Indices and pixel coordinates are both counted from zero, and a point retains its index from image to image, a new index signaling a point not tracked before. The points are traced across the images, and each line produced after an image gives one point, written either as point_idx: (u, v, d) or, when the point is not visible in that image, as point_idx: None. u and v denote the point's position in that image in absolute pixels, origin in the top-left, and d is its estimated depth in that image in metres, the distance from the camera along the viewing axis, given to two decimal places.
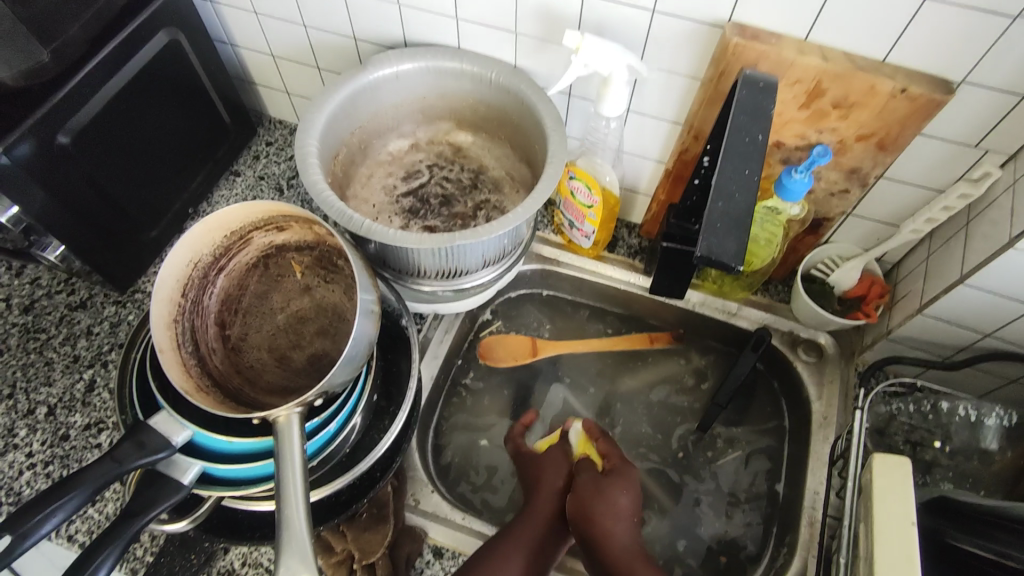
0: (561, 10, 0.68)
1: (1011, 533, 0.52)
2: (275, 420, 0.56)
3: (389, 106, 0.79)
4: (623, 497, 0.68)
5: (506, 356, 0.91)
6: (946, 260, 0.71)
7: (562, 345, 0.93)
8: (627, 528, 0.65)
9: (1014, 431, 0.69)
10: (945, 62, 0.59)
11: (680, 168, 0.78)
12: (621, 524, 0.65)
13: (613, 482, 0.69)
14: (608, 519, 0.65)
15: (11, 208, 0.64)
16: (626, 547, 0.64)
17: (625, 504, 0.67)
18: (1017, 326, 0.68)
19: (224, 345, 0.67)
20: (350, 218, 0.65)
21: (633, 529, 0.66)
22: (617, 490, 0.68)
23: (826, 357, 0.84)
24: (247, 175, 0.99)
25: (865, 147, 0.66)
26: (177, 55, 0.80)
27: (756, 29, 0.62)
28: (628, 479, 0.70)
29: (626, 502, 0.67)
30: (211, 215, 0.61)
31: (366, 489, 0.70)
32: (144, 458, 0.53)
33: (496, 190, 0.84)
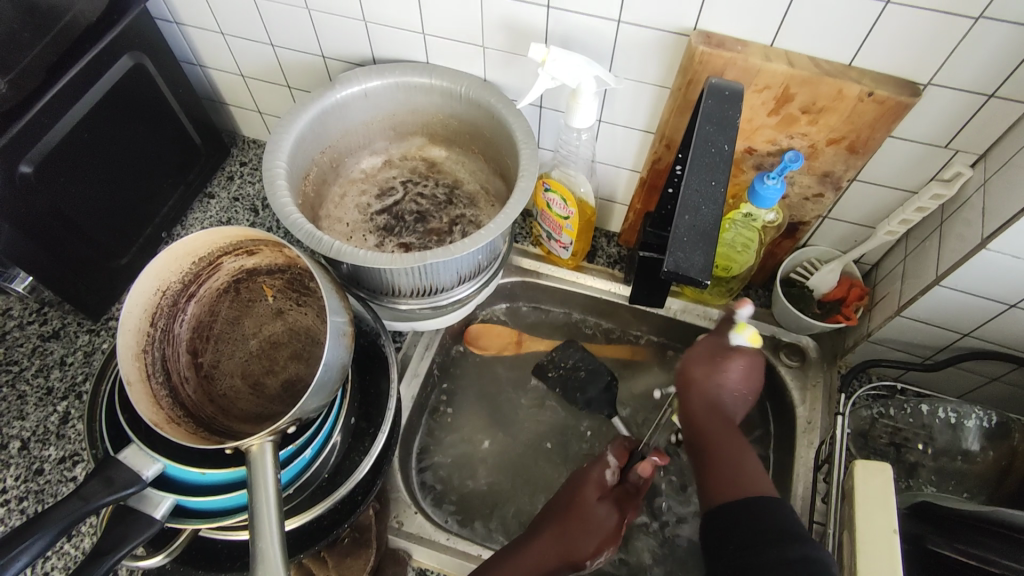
0: (527, 22, 0.68)
1: (994, 537, 0.52)
2: (247, 449, 0.55)
3: (358, 124, 0.79)
4: (738, 366, 0.67)
5: (484, 338, 0.91)
6: (923, 260, 0.70)
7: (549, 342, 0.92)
8: (731, 391, 0.66)
9: (994, 431, 0.68)
10: (910, 65, 0.59)
11: (654, 176, 0.77)
12: (733, 380, 0.66)
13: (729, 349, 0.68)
14: (717, 405, 0.66)
15: None
16: (733, 402, 0.66)
17: (738, 376, 0.66)
18: (994, 324, 0.68)
19: (196, 373, 0.66)
20: (319, 240, 0.64)
21: (744, 385, 0.67)
22: (731, 360, 0.67)
23: (809, 361, 0.83)
24: (221, 196, 0.97)
25: (836, 151, 0.66)
26: (142, 78, 0.79)
27: (721, 36, 0.62)
28: (732, 358, 0.67)
29: (745, 360, 0.67)
30: (178, 242, 0.60)
31: (346, 514, 0.69)
32: (112, 495, 0.51)
33: (471, 205, 0.83)
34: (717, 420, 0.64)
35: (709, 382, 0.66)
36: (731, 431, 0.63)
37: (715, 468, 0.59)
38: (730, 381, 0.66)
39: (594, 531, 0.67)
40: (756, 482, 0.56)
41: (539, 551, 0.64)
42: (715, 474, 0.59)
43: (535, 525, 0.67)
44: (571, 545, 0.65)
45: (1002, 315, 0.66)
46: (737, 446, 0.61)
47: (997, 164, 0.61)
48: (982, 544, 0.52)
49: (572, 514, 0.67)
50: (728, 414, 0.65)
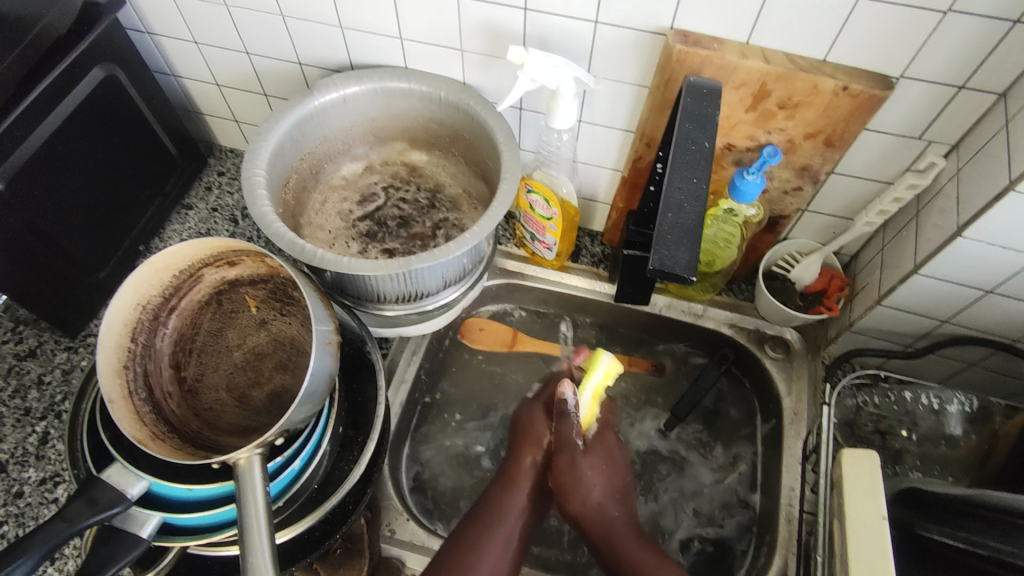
0: (504, 24, 0.68)
1: (980, 520, 0.53)
2: (235, 463, 0.55)
3: (337, 130, 0.78)
4: (591, 474, 0.66)
5: (484, 336, 0.92)
6: (901, 250, 0.71)
7: (544, 343, 0.92)
8: (594, 502, 0.65)
9: (975, 415, 0.70)
10: (882, 59, 0.60)
11: (635, 174, 0.78)
12: (597, 480, 0.66)
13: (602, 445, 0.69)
14: (605, 510, 0.64)
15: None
16: (625, 526, 0.64)
17: (599, 478, 0.66)
18: (972, 311, 0.69)
19: (180, 388, 0.65)
20: (301, 248, 0.64)
21: (611, 484, 0.67)
22: (585, 469, 0.66)
23: (793, 353, 0.84)
24: (200, 207, 0.96)
25: (813, 145, 0.67)
26: (115, 89, 0.78)
27: (697, 35, 0.62)
28: (596, 457, 0.67)
29: (604, 472, 0.67)
30: (157, 255, 0.59)
31: (338, 523, 0.68)
32: (96, 515, 0.50)
33: (454, 208, 0.83)
34: (605, 535, 0.63)
35: (580, 509, 0.64)
36: (634, 534, 0.64)
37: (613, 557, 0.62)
38: (595, 482, 0.65)
39: (531, 431, 0.70)
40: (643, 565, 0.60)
41: (505, 490, 0.66)
42: None
43: (499, 473, 0.69)
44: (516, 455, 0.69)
45: (979, 301, 0.67)
46: (653, 557, 0.61)
47: (969, 153, 0.63)
48: (970, 528, 0.53)
49: (518, 444, 0.70)
50: (617, 524, 0.64)
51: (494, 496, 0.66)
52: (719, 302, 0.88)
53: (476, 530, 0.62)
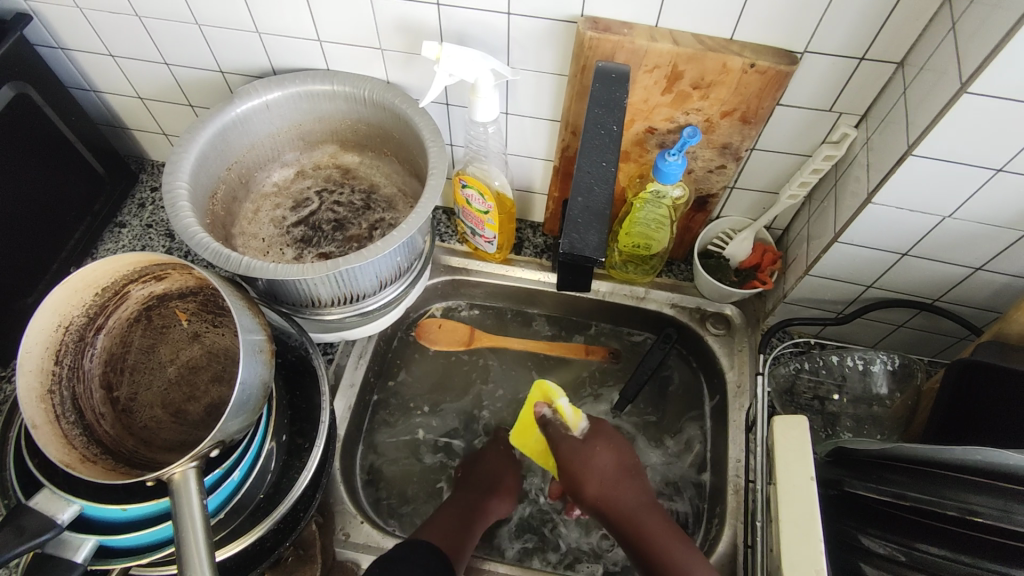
0: (419, 21, 0.68)
1: (902, 473, 0.55)
2: (169, 478, 0.54)
3: (264, 137, 0.77)
4: (601, 458, 0.71)
5: (441, 335, 0.91)
6: (823, 220, 0.74)
7: (497, 340, 0.92)
8: (608, 481, 0.70)
9: (898, 372, 0.73)
10: (785, 35, 0.62)
11: (565, 163, 0.79)
12: (601, 482, 0.70)
13: (607, 430, 0.74)
14: (617, 490, 0.70)
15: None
16: (633, 502, 0.69)
17: (604, 464, 0.71)
18: (892, 274, 0.72)
19: (113, 408, 0.64)
20: (227, 257, 0.63)
21: (615, 472, 0.71)
22: (593, 456, 0.71)
23: (734, 327, 0.86)
24: (133, 224, 0.94)
25: (731, 123, 0.69)
26: (29, 109, 0.76)
27: (608, 21, 0.63)
28: (601, 443, 0.73)
29: (607, 457, 0.72)
30: (74, 274, 0.57)
31: (288, 531, 0.67)
32: (25, 544, 0.49)
33: (390, 208, 0.83)
34: (622, 517, 0.68)
35: (601, 492, 0.70)
36: (649, 514, 0.68)
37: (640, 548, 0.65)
38: (604, 465, 0.71)
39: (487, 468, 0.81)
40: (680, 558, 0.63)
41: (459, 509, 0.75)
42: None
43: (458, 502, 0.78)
44: (480, 466, 0.81)
45: (897, 264, 0.70)
46: (671, 537, 0.65)
47: (876, 122, 0.65)
48: (893, 481, 0.55)
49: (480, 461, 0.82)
50: (627, 508, 0.68)
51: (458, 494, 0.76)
52: (660, 283, 0.90)
53: (435, 529, 0.70)
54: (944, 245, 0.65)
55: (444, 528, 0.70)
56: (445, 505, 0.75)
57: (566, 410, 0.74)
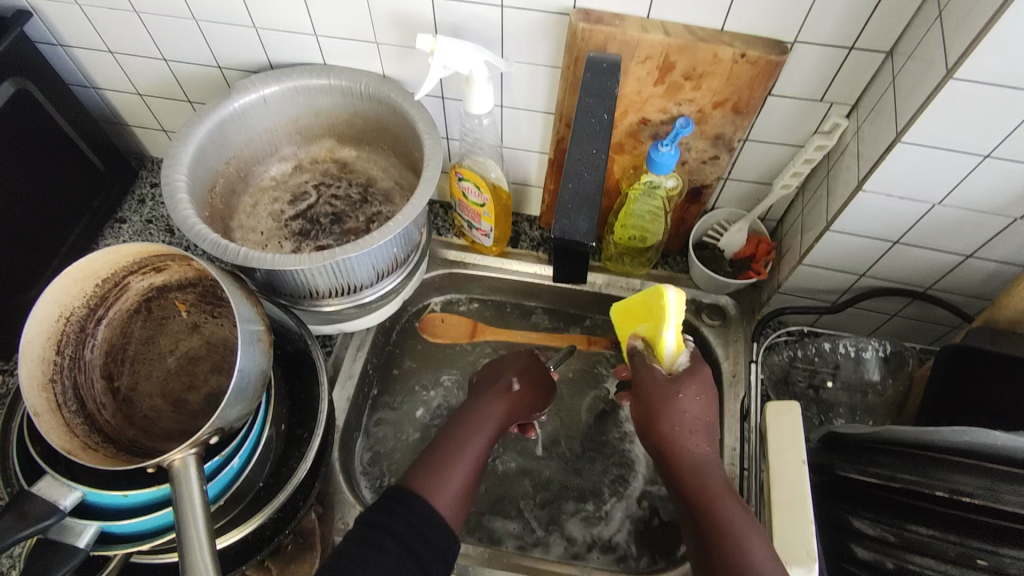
0: (414, 14, 0.69)
1: (893, 455, 0.56)
2: (169, 465, 0.55)
3: (262, 131, 0.78)
4: (693, 405, 0.58)
5: (444, 330, 0.93)
6: (816, 209, 0.74)
7: (502, 333, 0.93)
8: (708, 449, 0.57)
9: (890, 359, 0.74)
10: (775, 26, 0.62)
11: (559, 156, 0.79)
12: (693, 432, 0.57)
13: (692, 381, 0.60)
14: (692, 444, 0.57)
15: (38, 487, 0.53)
16: (714, 474, 0.55)
17: (698, 412, 0.58)
18: (884, 263, 0.72)
19: (114, 398, 0.64)
20: (225, 249, 0.64)
21: (708, 424, 0.58)
22: (682, 395, 0.59)
23: (729, 319, 0.86)
24: (134, 220, 0.95)
25: (723, 113, 0.70)
26: (30, 105, 0.77)
27: (600, 13, 0.64)
28: (702, 378, 0.60)
29: (703, 410, 0.59)
30: (75, 265, 0.58)
31: (288, 519, 0.68)
32: (28, 528, 0.50)
33: (387, 201, 0.84)
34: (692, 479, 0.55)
35: (686, 439, 0.57)
36: (726, 488, 0.55)
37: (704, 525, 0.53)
38: (689, 413, 0.58)
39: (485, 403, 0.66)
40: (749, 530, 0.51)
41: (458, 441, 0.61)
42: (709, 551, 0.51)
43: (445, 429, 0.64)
44: (482, 408, 0.65)
45: (889, 252, 0.70)
46: (739, 511, 0.53)
47: (866, 111, 0.66)
48: (884, 464, 0.56)
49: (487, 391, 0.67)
50: (704, 473, 0.55)
51: (462, 441, 0.61)
52: (656, 275, 0.90)
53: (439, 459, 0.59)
54: (935, 233, 0.66)
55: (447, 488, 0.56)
56: (439, 437, 0.62)
57: (668, 344, 0.62)
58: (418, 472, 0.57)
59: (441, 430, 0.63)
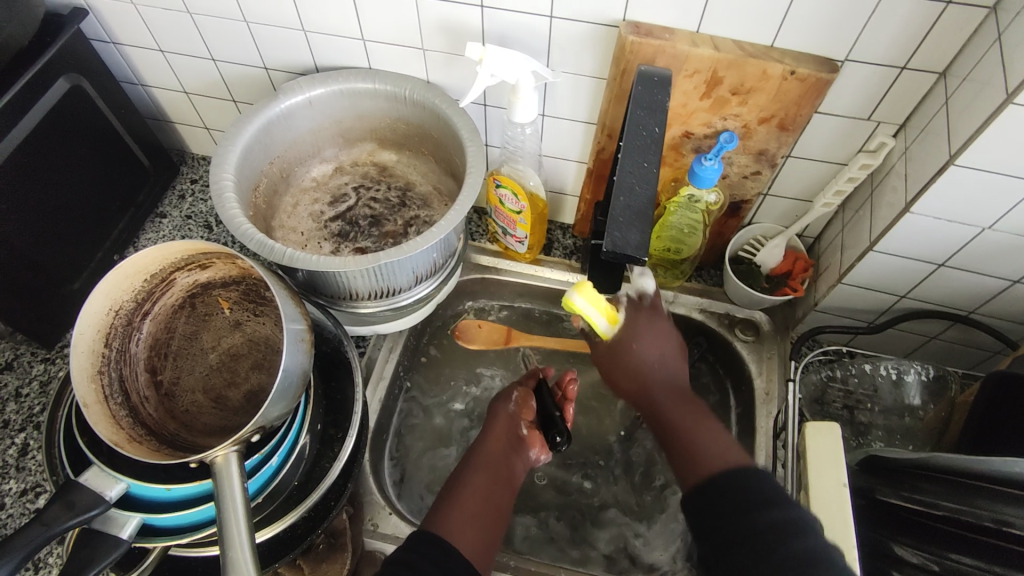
0: (462, 22, 0.69)
1: (935, 482, 0.55)
2: (212, 461, 0.55)
3: (305, 133, 0.79)
4: (663, 327, 0.64)
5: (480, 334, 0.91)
6: (858, 228, 0.74)
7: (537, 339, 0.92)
8: (665, 355, 0.63)
9: (932, 383, 0.74)
10: (827, 43, 0.62)
11: (600, 166, 0.79)
12: (648, 330, 0.64)
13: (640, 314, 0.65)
14: (653, 347, 0.63)
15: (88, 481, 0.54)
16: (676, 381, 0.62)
17: (650, 346, 0.63)
18: (927, 285, 0.71)
19: (156, 391, 0.65)
20: (271, 248, 0.65)
21: (671, 350, 0.64)
22: (653, 321, 0.65)
23: (763, 335, 0.86)
24: (173, 215, 0.96)
25: (768, 129, 0.69)
26: (82, 101, 0.79)
27: (650, 26, 0.64)
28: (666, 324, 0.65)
29: (667, 330, 0.65)
30: (126, 260, 0.59)
31: (320, 519, 0.69)
32: (75, 517, 0.51)
33: (424, 205, 0.84)
34: (664, 399, 0.60)
35: (647, 348, 0.63)
36: (692, 407, 0.59)
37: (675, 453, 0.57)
38: (649, 355, 0.63)
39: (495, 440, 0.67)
40: (725, 455, 0.55)
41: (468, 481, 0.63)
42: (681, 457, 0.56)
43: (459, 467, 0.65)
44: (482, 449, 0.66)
45: (933, 274, 0.70)
46: (698, 421, 0.58)
47: (915, 131, 0.65)
48: (926, 490, 0.55)
49: (488, 432, 0.68)
50: (667, 394, 0.61)
51: (465, 483, 0.62)
52: (690, 288, 0.90)
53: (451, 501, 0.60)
54: (982, 256, 0.65)
55: (460, 522, 0.58)
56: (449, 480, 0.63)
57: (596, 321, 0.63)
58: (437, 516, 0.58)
59: (451, 473, 0.65)
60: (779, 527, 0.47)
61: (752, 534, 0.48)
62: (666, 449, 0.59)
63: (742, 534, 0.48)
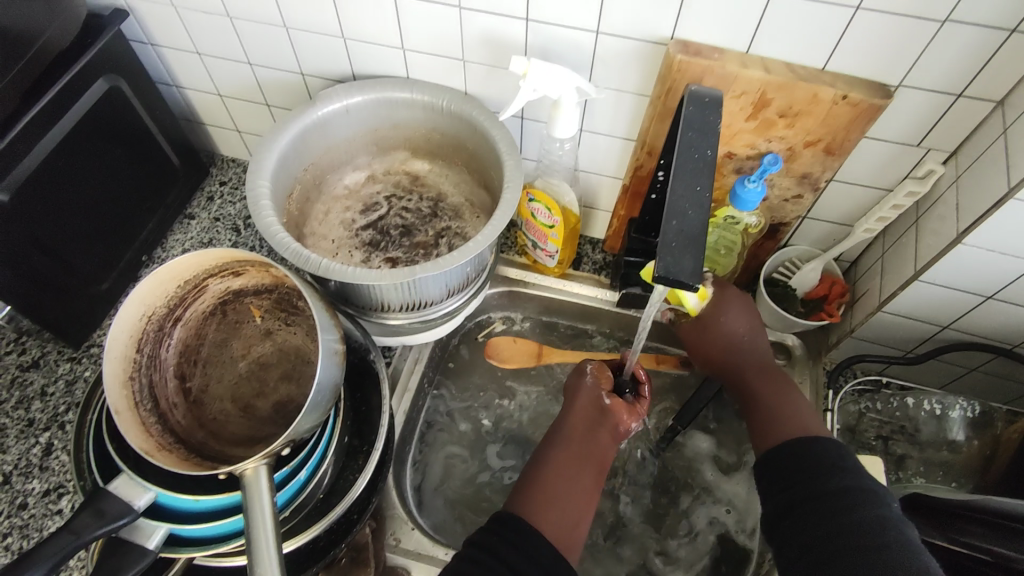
0: (505, 35, 0.68)
1: (983, 525, 0.53)
2: (241, 474, 0.54)
3: (341, 140, 0.79)
4: (748, 315, 0.68)
5: (508, 356, 0.90)
6: (901, 256, 0.72)
7: (568, 355, 0.90)
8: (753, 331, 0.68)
9: (978, 420, 0.71)
10: (881, 68, 0.60)
11: (637, 183, 0.78)
12: (737, 321, 0.68)
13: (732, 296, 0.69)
14: (749, 335, 0.68)
15: (118, 490, 0.53)
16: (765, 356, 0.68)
17: (737, 322, 0.68)
18: (972, 317, 0.70)
19: (185, 399, 0.65)
20: (305, 258, 0.64)
21: (754, 322, 0.69)
22: (729, 308, 0.68)
23: (794, 359, 0.83)
24: (202, 217, 0.96)
25: (814, 153, 0.68)
26: (120, 102, 0.78)
27: (698, 45, 0.63)
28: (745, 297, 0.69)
29: (750, 308, 0.69)
30: (162, 266, 0.59)
31: (343, 533, 0.68)
32: (103, 527, 0.50)
33: (456, 217, 0.83)
34: (752, 368, 0.68)
35: (737, 325, 0.68)
36: (778, 379, 0.67)
37: (755, 416, 0.65)
38: (735, 330, 0.68)
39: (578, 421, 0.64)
40: (809, 427, 0.62)
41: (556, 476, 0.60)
42: (761, 419, 0.65)
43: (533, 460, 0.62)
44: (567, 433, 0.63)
45: (979, 307, 0.68)
46: (785, 391, 0.66)
47: (967, 161, 0.63)
48: (974, 533, 0.53)
49: (568, 410, 0.65)
50: (755, 361, 0.68)
51: (547, 467, 0.61)
52: None
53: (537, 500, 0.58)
54: None
55: (548, 513, 0.56)
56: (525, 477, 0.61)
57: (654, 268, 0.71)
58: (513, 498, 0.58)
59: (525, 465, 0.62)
60: (853, 491, 0.53)
61: (822, 494, 0.54)
62: (754, 411, 0.65)
63: (813, 494, 0.54)
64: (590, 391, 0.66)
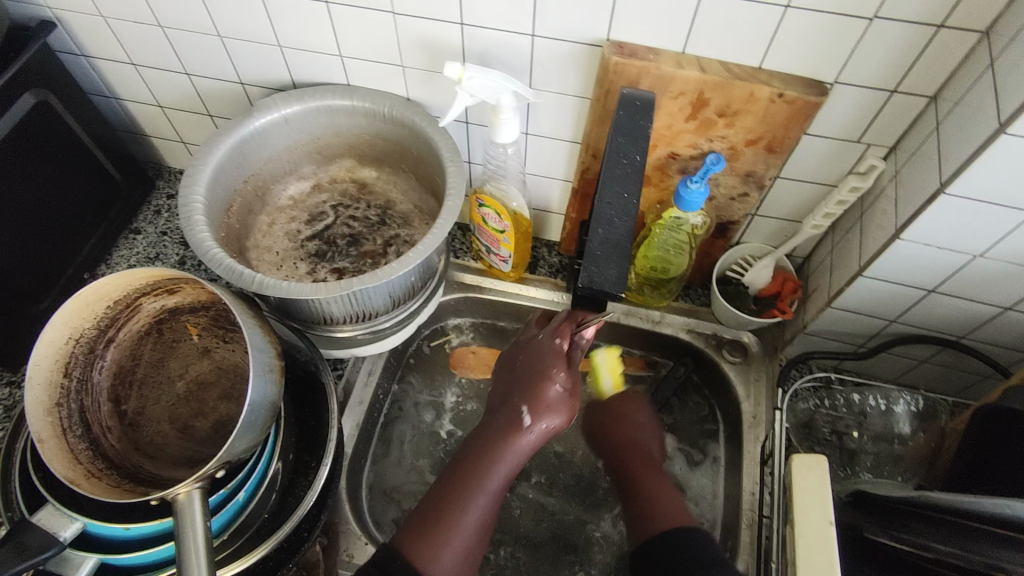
0: (442, 40, 0.67)
1: (927, 522, 0.53)
2: (173, 498, 0.52)
3: (281, 150, 0.77)
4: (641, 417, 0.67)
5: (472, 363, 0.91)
6: (847, 251, 0.72)
7: None
8: (648, 433, 0.66)
9: (922, 414, 0.72)
10: (816, 65, 0.60)
11: (584, 185, 0.77)
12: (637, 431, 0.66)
13: (634, 405, 0.68)
14: (631, 428, 0.66)
15: (42, 521, 0.51)
16: (647, 432, 0.66)
17: (640, 423, 0.67)
18: (918, 310, 0.70)
19: (120, 422, 0.63)
20: (239, 274, 0.62)
21: (648, 424, 0.67)
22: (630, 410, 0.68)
23: (751, 356, 0.84)
24: (148, 231, 0.94)
25: (755, 151, 0.67)
26: (50, 115, 0.76)
27: (634, 46, 0.62)
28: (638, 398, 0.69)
29: (647, 421, 0.67)
30: (88, 287, 0.57)
31: (291, 552, 0.66)
32: (26, 560, 0.48)
33: (405, 224, 0.82)
34: (632, 450, 0.64)
35: (629, 424, 0.67)
36: (652, 469, 0.62)
37: (632, 502, 0.60)
38: (631, 428, 0.66)
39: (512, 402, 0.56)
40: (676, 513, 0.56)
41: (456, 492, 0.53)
42: (638, 498, 0.60)
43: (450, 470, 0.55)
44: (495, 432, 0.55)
45: (923, 300, 0.68)
46: (656, 484, 0.60)
47: (905, 156, 0.63)
48: (919, 531, 0.53)
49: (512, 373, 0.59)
50: (636, 453, 0.64)
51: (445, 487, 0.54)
52: (676, 308, 0.88)
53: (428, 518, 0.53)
54: (974, 284, 0.64)
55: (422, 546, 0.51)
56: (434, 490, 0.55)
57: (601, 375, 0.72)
58: (404, 521, 0.54)
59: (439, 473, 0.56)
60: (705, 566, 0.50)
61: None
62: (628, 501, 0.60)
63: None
64: (549, 353, 0.58)
